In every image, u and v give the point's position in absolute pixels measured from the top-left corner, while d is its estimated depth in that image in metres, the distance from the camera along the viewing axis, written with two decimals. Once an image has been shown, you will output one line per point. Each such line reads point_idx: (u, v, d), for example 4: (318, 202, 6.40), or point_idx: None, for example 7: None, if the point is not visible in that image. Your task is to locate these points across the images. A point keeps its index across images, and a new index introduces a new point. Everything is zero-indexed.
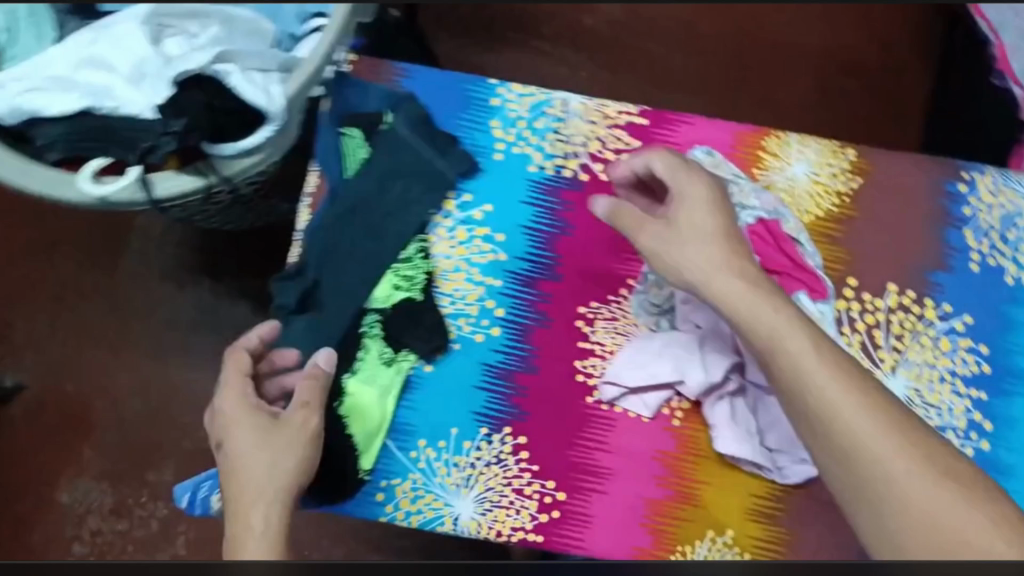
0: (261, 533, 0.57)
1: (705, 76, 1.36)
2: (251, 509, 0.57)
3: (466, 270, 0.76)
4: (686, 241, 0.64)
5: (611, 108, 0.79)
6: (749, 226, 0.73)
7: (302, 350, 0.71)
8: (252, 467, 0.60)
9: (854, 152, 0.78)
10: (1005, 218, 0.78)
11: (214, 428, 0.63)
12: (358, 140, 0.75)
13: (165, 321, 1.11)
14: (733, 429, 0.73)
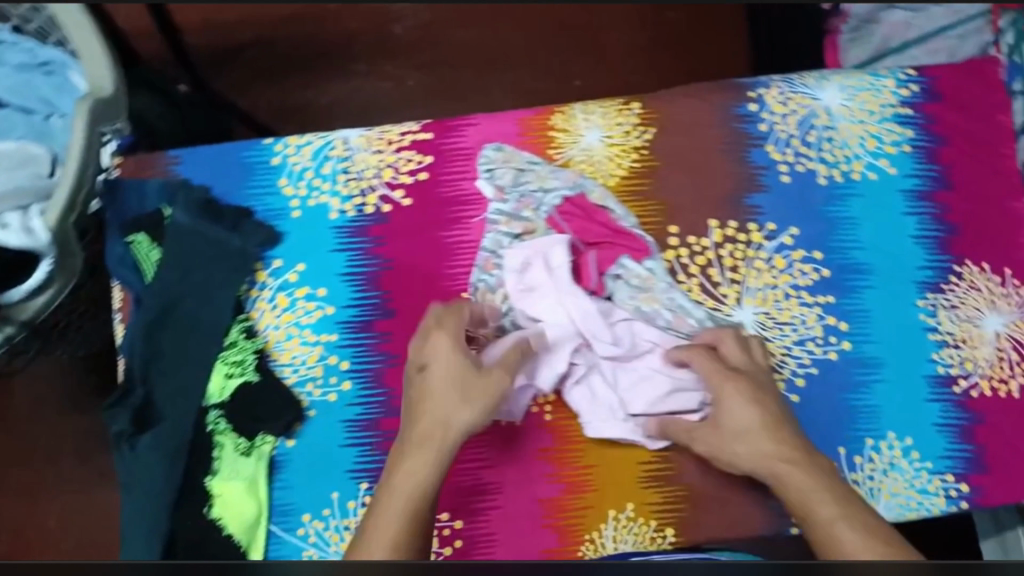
0: (407, 485, 0.62)
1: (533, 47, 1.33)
2: (409, 453, 0.64)
3: (298, 335, 0.74)
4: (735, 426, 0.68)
5: (393, 132, 0.78)
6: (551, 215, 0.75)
7: (155, 468, 0.69)
8: (436, 404, 0.66)
9: (639, 104, 0.78)
10: (802, 122, 0.78)
11: (421, 356, 0.69)
12: (147, 243, 0.73)
13: (53, 454, 1.01)
14: (596, 410, 0.73)
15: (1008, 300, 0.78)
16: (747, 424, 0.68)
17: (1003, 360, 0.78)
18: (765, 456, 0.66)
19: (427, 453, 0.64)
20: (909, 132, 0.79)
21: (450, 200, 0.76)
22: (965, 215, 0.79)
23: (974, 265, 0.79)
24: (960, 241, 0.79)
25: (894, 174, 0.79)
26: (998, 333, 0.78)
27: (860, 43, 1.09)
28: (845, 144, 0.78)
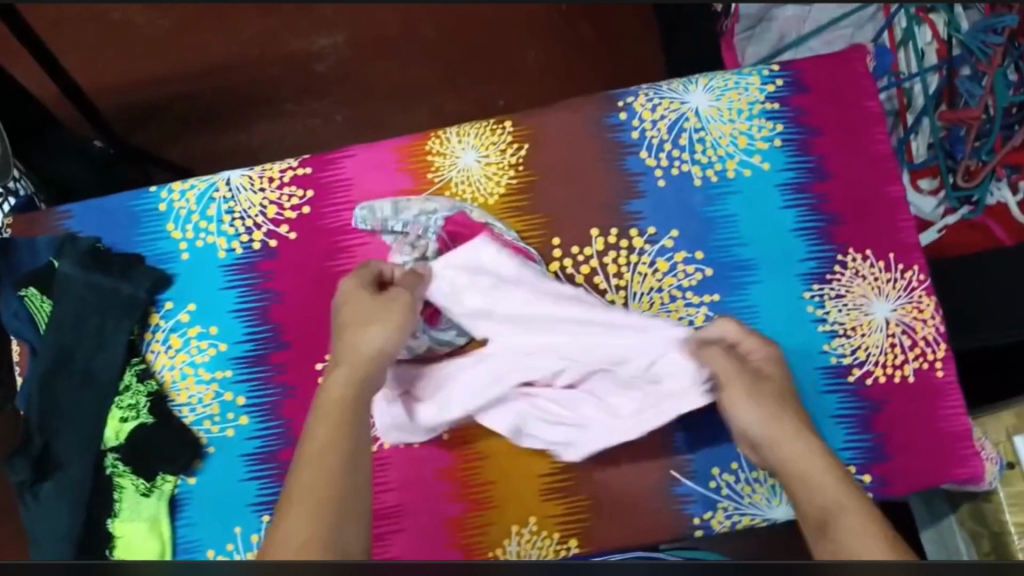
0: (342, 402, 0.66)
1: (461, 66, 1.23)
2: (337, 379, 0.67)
3: (193, 374, 0.76)
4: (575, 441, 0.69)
5: (273, 170, 0.80)
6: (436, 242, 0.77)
7: (59, 514, 0.70)
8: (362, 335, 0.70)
9: (511, 122, 0.82)
10: (672, 126, 0.81)
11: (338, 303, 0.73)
12: (39, 296, 0.75)
13: None
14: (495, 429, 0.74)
15: (893, 285, 0.79)
16: (751, 420, 0.69)
17: (895, 345, 0.78)
18: (786, 436, 0.67)
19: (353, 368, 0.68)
20: (780, 126, 0.82)
21: (334, 230, 0.78)
22: (842, 203, 0.81)
23: (858, 253, 0.80)
24: (841, 229, 0.80)
25: (767, 168, 0.81)
26: (888, 319, 0.78)
27: (756, 40, 1.14)
28: (717, 143, 0.81)
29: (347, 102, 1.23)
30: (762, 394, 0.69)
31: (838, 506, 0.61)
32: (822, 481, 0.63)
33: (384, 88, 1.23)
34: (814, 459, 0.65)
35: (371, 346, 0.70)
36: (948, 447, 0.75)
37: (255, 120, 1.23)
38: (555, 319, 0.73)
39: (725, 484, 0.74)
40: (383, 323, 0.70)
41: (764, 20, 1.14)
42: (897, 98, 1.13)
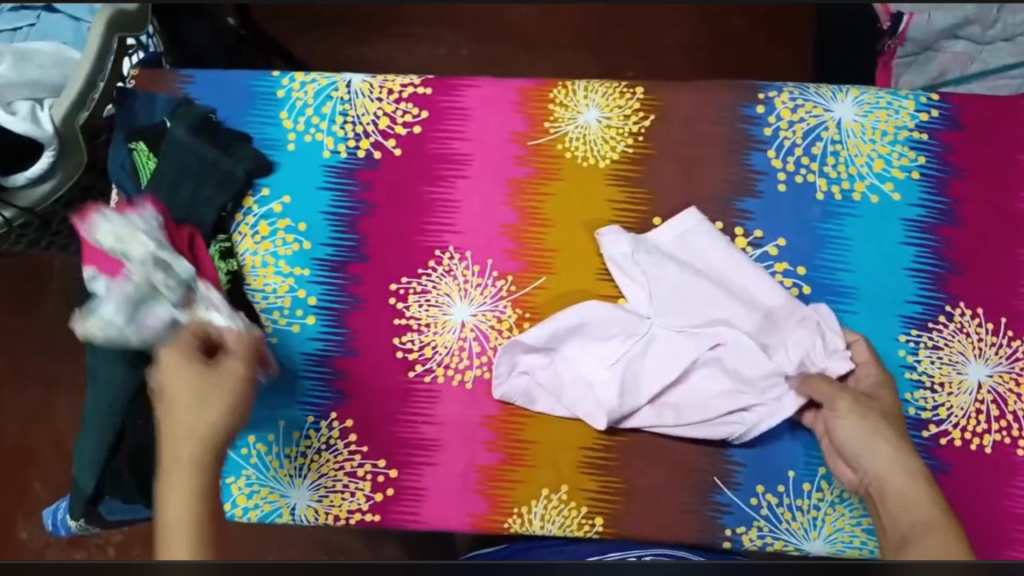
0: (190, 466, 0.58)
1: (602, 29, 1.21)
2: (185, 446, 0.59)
3: (273, 264, 0.77)
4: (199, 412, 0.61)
5: (394, 83, 0.79)
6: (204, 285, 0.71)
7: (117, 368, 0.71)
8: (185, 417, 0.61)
9: (643, 90, 0.78)
10: (809, 132, 0.77)
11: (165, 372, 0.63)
12: (145, 152, 0.76)
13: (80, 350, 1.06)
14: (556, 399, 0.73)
15: (997, 350, 0.74)
16: (851, 441, 0.66)
17: (980, 412, 0.74)
18: (890, 462, 0.64)
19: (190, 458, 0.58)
20: (921, 158, 0.77)
21: (440, 156, 0.78)
22: (966, 253, 0.76)
23: (968, 308, 0.75)
24: (957, 280, 0.75)
25: (897, 199, 0.76)
26: (981, 383, 0.74)
27: (915, 67, 1.06)
28: (851, 161, 0.77)
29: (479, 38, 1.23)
30: (865, 422, 0.66)
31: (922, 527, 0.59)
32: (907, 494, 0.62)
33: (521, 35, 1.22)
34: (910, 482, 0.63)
35: (187, 405, 0.60)
36: (1006, 528, 0.72)
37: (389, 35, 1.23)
38: (686, 292, 0.73)
39: (766, 504, 0.72)
40: (204, 386, 0.62)
41: (929, 49, 1.05)
42: None
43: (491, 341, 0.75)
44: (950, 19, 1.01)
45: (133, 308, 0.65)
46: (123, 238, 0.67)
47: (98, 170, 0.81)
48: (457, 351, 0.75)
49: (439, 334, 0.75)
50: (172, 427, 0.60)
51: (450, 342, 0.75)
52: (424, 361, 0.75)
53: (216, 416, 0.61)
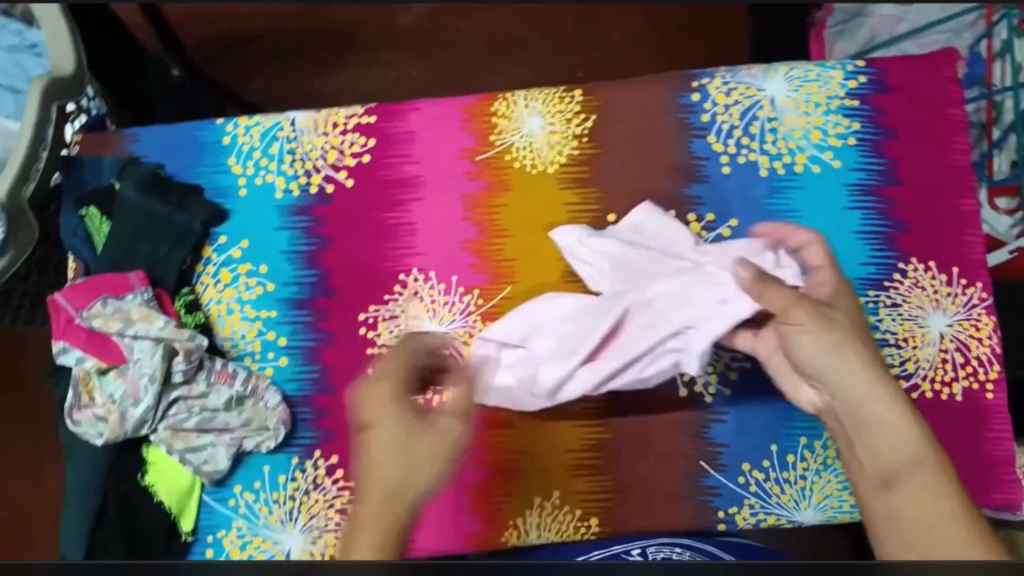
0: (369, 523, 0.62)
1: (546, 34, 1.22)
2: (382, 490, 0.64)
3: (238, 310, 0.77)
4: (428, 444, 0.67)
5: (338, 115, 0.80)
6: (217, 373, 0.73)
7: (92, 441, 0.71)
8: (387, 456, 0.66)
9: (581, 92, 0.80)
10: (745, 113, 0.79)
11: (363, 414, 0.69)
12: (98, 216, 0.77)
13: None
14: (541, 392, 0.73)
15: (953, 299, 0.77)
16: (810, 355, 0.61)
17: (946, 361, 0.76)
18: (856, 375, 0.59)
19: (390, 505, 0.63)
20: (857, 124, 0.79)
21: (391, 181, 0.79)
22: (910, 211, 0.78)
23: (920, 262, 0.78)
24: (906, 237, 0.78)
25: (838, 166, 0.78)
26: (943, 334, 0.77)
27: (847, 36, 1.11)
28: (789, 136, 0.79)
29: (426, 58, 1.22)
30: (824, 334, 0.61)
31: (910, 463, 0.55)
32: (887, 420, 0.56)
33: (466, 50, 1.22)
34: (884, 395, 0.58)
35: (381, 455, 0.66)
36: (991, 471, 0.75)
37: (335, 68, 1.23)
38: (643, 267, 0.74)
39: (754, 481, 0.74)
40: (395, 433, 0.66)
41: (858, 15, 1.09)
42: (985, 111, 1.10)
43: (465, 357, 0.75)
44: None
45: (127, 411, 0.69)
46: (123, 322, 0.71)
47: (52, 241, 0.81)
48: (434, 372, 0.75)
49: None
50: (373, 490, 0.65)
51: (426, 365, 0.75)
52: None
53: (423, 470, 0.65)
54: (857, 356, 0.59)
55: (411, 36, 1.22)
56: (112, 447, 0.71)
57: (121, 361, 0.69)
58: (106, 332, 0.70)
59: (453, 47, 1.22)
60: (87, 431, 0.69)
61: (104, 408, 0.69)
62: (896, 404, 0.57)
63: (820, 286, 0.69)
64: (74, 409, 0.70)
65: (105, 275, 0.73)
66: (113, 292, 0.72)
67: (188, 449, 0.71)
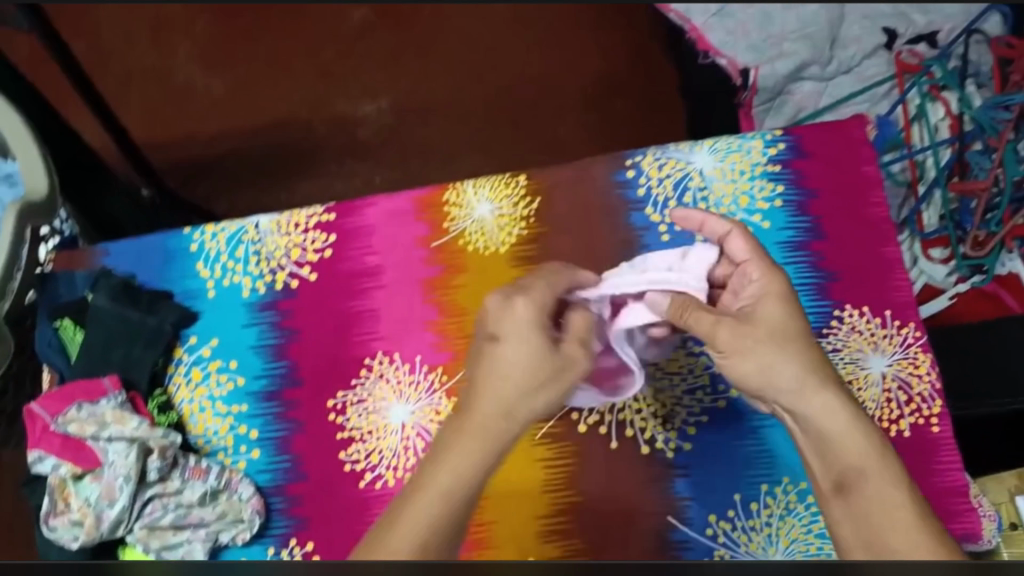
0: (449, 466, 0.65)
1: (499, 132, 1.28)
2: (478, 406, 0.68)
3: (210, 406, 0.80)
4: (511, 350, 0.71)
5: (298, 215, 0.85)
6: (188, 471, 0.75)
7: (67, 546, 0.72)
8: (513, 365, 0.70)
9: (525, 178, 0.86)
10: (678, 184, 0.85)
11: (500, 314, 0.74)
12: (72, 327, 0.81)
13: None
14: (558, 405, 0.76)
15: (889, 341, 0.81)
16: (751, 370, 0.68)
17: (891, 400, 0.79)
18: (802, 382, 0.67)
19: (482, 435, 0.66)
20: (781, 187, 0.86)
21: (352, 273, 0.83)
22: (840, 262, 0.84)
23: (855, 308, 0.82)
24: (838, 286, 0.83)
25: (767, 227, 0.85)
26: (884, 374, 0.80)
27: (774, 112, 1.19)
28: (720, 202, 0.85)
29: (387, 165, 1.28)
30: (784, 347, 0.68)
31: (860, 468, 0.61)
32: (841, 430, 0.64)
33: (424, 154, 1.28)
34: (835, 410, 0.65)
35: (510, 364, 0.70)
36: (944, 503, 0.76)
37: (300, 179, 1.29)
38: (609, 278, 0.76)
39: (723, 532, 0.75)
40: (516, 348, 0.70)
41: (781, 94, 1.19)
42: (909, 170, 1.17)
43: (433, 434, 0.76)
44: (792, 64, 1.18)
45: (103, 513, 0.71)
46: (98, 425, 0.73)
47: (27, 355, 0.83)
48: (403, 452, 0.76)
49: (383, 439, 0.77)
50: (496, 390, 0.69)
51: (395, 445, 0.77)
52: (372, 469, 0.76)
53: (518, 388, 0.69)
54: (805, 365, 0.67)
55: (370, 147, 1.29)
56: (89, 550, 0.72)
57: (95, 465, 0.71)
58: (81, 438, 0.73)
59: (411, 153, 1.28)
60: (65, 536, 0.71)
61: (79, 513, 0.71)
62: (849, 418, 0.64)
63: (743, 278, 0.73)
64: (50, 517, 0.71)
65: (81, 382, 0.76)
66: (88, 397, 0.75)
67: (164, 547, 0.72)
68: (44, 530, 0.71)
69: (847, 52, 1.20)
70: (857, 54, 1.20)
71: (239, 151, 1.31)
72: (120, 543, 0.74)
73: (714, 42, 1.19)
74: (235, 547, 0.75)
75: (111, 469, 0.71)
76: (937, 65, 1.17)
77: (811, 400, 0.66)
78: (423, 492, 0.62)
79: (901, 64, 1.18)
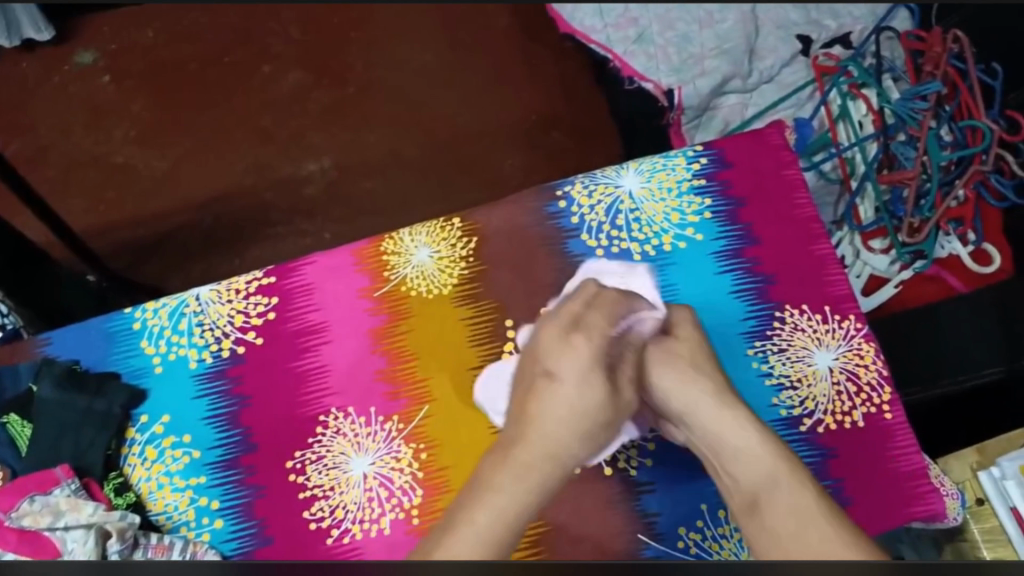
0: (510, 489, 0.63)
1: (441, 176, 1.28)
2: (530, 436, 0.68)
3: (168, 482, 0.79)
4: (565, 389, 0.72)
5: (239, 283, 0.86)
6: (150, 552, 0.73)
7: None
8: (562, 404, 0.71)
9: (459, 219, 0.88)
10: (609, 209, 0.87)
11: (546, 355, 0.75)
12: (19, 421, 0.80)
13: None
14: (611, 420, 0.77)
15: (832, 335, 0.83)
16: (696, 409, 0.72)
17: (841, 392, 0.80)
18: (715, 422, 0.71)
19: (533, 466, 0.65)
20: (709, 200, 0.88)
21: (297, 331, 0.84)
22: (775, 264, 0.85)
23: (795, 307, 0.84)
24: (776, 288, 0.84)
25: (701, 239, 0.86)
26: (832, 368, 0.81)
27: (703, 127, 1.23)
28: (651, 221, 0.87)
29: (335, 220, 1.28)
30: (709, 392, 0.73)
31: (769, 484, 0.64)
32: (746, 448, 0.68)
33: (369, 205, 1.27)
34: (743, 431, 0.69)
35: (571, 413, 0.71)
36: (903, 487, 0.77)
37: (249, 245, 1.28)
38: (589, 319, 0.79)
39: (693, 543, 0.76)
40: (580, 386, 0.72)
41: (707, 110, 1.23)
42: (840, 167, 1.20)
43: (395, 481, 0.77)
44: (714, 81, 1.21)
45: None
46: (53, 516, 0.72)
47: None
48: (366, 503, 0.76)
49: (346, 493, 0.77)
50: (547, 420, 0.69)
51: (358, 497, 0.77)
52: (338, 524, 0.76)
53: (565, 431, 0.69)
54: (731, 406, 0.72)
55: (315, 206, 1.28)
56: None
57: (54, 555, 0.70)
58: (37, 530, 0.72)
59: (357, 209, 1.28)
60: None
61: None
62: (757, 437, 0.68)
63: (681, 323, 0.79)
64: None
65: (32, 475, 0.75)
66: (40, 488, 0.74)
67: None
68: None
69: (765, 63, 1.24)
70: (776, 64, 1.24)
71: (187, 225, 1.31)
72: None
73: (638, 68, 1.21)
74: None
75: (70, 557, 0.69)
76: (853, 64, 1.20)
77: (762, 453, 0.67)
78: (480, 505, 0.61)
79: (819, 67, 1.22)
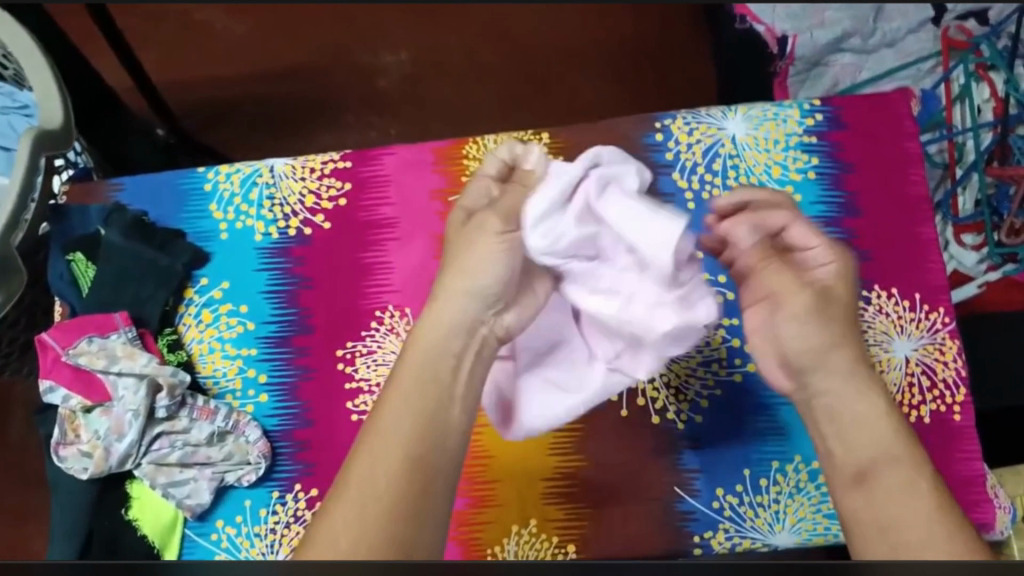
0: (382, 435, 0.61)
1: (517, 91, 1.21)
2: (396, 387, 0.64)
3: (220, 348, 0.79)
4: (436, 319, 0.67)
5: (315, 161, 0.84)
6: (194, 411, 0.75)
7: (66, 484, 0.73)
8: (420, 358, 0.66)
9: (548, 135, 0.84)
10: (707, 150, 0.83)
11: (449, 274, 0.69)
12: (84, 261, 0.80)
13: None
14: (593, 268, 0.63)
15: (917, 324, 0.79)
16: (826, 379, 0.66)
17: (913, 385, 0.77)
18: (847, 384, 0.65)
19: (389, 442, 0.60)
20: (815, 160, 0.83)
21: (367, 222, 0.82)
22: (872, 240, 0.81)
23: (883, 290, 0.80)
24: (869, 265, 0.80)
25: (798, 200, 0.82)
26: (908, 358, 0.78)
27: (809, 83, 1.16)
28: (750, 172, 0.83)
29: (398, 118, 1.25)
30: (857, 380, 0.66)
31: (887, 458, 0.61)
32: (865, 414, 0.64)
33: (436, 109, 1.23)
34: (864, 397, 0.65)
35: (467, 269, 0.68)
36: (960, 492, 0.74)
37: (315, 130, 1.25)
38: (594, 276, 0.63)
39: (728, 506, 0.74)
40: (437, 351, 0.65)
41: (818, 65, 1.15)
42: (948, 151, 1.11)
43: None
44: (832, 35, 1.13)
45: (112, 446, 0.72)
46: (108, 359, 0.73)
47: (40, 286, 0.82)
48: None
49: None
50: (408, 382, 0.64)
51: None
52: None
53: (487, 276, 0.67)
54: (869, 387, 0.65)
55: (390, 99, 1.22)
56: (96, 481, 0.73)
57: (105, 398, 0.72)
58: (92, 370, 0.73)
59: (431, 111, 1.21)
60: (73, 466, 0.72)
61: (89, 445, 0.72)
62: (883, 408, 0.64)
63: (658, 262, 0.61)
64: (60, 446, 0.73)
65: (92, 316, 0.76)
66: (99, 331, 0.75)
67: (171, 483, 0.73)
68: (54, 459, 0.73)
69: (892, 25, 1.13)
70: (902, 28, 1.13)
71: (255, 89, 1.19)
72: (127, 476, 0.75)
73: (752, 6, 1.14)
74: (242, 487, 0.74)
75: (120, 403, 0.72)
76: (986, 43, 1.10)
77: (887, 439, 0.62)
78: (366, 458, 0.60)
79: (947, 40, 1.12)
